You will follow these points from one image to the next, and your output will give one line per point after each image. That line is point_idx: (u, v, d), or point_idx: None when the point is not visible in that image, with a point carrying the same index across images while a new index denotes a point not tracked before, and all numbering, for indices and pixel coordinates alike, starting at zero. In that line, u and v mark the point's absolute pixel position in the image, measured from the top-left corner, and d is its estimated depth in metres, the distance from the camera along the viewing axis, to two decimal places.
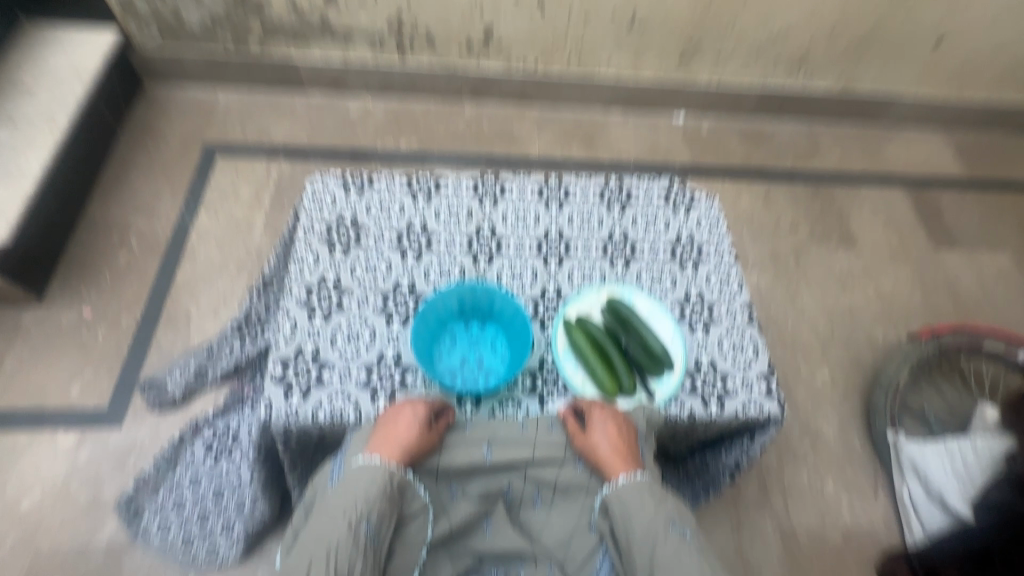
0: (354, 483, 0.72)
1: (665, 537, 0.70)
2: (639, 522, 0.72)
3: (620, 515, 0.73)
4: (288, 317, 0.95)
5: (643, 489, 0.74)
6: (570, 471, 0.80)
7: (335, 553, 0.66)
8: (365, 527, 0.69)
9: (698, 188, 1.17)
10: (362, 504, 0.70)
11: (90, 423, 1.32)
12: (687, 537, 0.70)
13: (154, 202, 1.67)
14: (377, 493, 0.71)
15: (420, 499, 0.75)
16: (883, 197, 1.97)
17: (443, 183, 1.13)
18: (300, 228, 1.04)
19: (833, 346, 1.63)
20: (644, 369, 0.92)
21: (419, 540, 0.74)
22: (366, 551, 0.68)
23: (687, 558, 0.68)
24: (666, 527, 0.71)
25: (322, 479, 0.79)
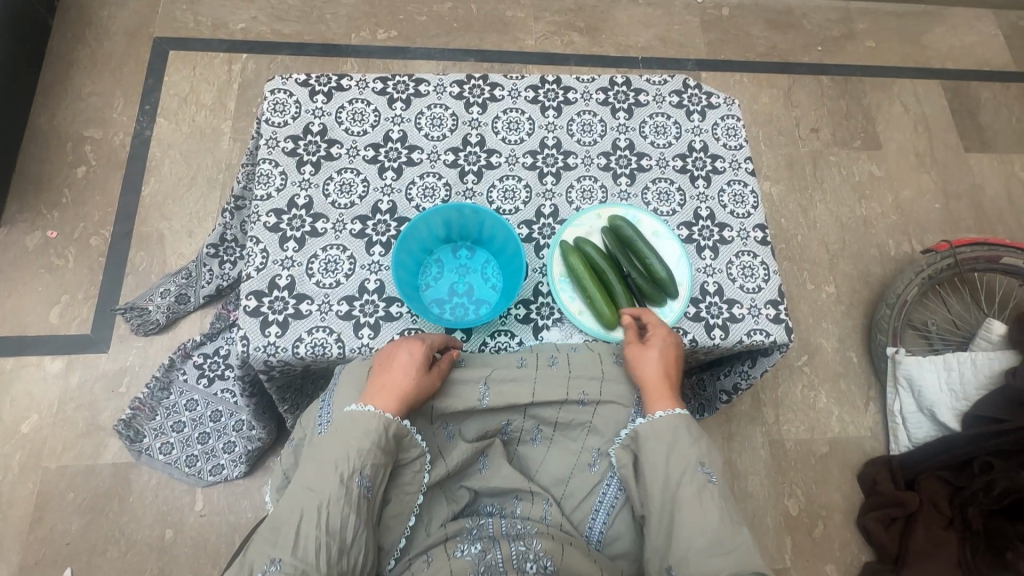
0: (345, 431, 0.68)
1: (692, 474, 0.69)
2: (665, 460, 0.71)
3: (650, 450, 0.71)
4: (258, 245, 0.86)
5: (682, 424, 0.73)
6: (572, 408, 0.78)
7: (326, 505, 0.63)
8: (358, 481, 0.65)
9: (714, 90, 1.03)
10: (355, 455, 0.66)
11: (76, 349, 1.29)
12: (712, 481, 0.69)
13: (107, 109, 1.50)
14: (372, 443, 0.67)
15: (418, 448, 0.71)
16: (916, 92, 1.78)
17: (424, 86, 0.98)
18: (263, 141, 0.92)
19: (842, 259, 1.56)
20: (645, 296, 0.85)
21: (416, 484, 0.71)
22: (360, 504, 0.65)
23: (707, 501, 0.67)
24: (692, 467, 0.70)
25: (312, 423, 0.76)
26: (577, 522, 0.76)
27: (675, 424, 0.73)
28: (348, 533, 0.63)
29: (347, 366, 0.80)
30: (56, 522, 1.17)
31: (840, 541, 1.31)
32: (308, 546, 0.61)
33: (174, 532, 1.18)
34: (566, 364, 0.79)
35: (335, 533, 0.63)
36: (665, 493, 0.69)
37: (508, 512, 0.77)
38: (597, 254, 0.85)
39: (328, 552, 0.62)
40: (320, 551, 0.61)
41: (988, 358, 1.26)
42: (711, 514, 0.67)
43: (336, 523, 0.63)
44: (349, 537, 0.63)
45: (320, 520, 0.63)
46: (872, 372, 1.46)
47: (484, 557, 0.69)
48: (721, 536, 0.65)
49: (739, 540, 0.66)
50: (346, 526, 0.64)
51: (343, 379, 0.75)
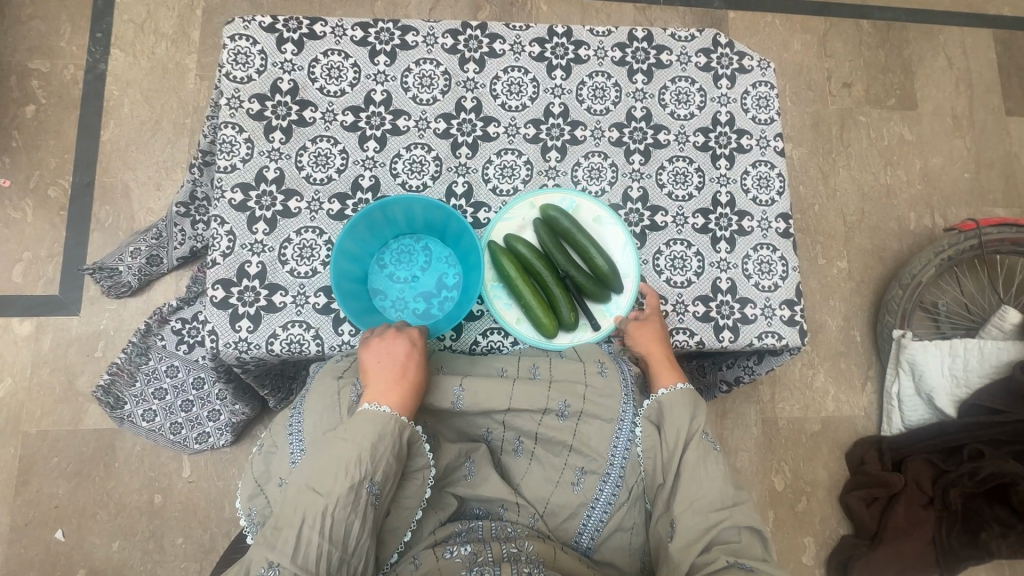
0: (357, 429, 0.63)
1: (697, 437, 0.69)
2: (674, 424, 0.69)
3: (667, 419, 0.70)
4: (223, 226, 0.76)
5: (694, 396, 0.72)
6: (552, 421, 0.71)
7: (332, 510, 0.58)
8: (369, 487, 0.61)
9: (748, 49, 0.89)
10: (368, 458, 0.61)
11: (45, 310, 1.22)
12: (715, 448, 0.69)
13: (53, 36, 1.32)
14: (389, 448, 0.62)
15: (427, 459, 0.67)
16: (964, 44, 1.60)
17: (412, 36, 0.84)
18: (224, 101, 0.80)
19: (859, 233, 1.47)
20: (587, 294, 0.78)
21: (417, 501, 0.67)
22: (367, 511, 0.60)
23: (711, 463, 0.67)
24: (697, 431, 0.69)
25: (282, 434, 0.71)
26: (562, 536, 0.72)
27: (690, 394, 0.72)
28: (352, 540, 0.59)
29: (324, 367, 0.74)
30: (43, 485, 1.16)
31: (821, 514, 1.34)
32: (310, 551, 0.57)
33: (163, 497, 1.18)
34: (547, 374, 0.73)
35: (338, 540, 0.58)
36: (675, 456, 0.68)
37: (495, 517, 0.72)
38: (527, 253, 0.76)
39: (330, 561, 0.57)
40: (323, 558, 0.57)
41: (997, 347, 1.19)
42: (716, 478, 0.67)
43: (342, 530, 0.59)
44: (352, 543, 0.59)
45: (325, 526, 0.58)
46: (873, 351, 1.43)
47: (475, 558, 0.64)
48: (724, 498, 0.66)
49: (740, 503, 0.66)
50: (350, 531, 0.59)
51: (312, 389, 0.71)
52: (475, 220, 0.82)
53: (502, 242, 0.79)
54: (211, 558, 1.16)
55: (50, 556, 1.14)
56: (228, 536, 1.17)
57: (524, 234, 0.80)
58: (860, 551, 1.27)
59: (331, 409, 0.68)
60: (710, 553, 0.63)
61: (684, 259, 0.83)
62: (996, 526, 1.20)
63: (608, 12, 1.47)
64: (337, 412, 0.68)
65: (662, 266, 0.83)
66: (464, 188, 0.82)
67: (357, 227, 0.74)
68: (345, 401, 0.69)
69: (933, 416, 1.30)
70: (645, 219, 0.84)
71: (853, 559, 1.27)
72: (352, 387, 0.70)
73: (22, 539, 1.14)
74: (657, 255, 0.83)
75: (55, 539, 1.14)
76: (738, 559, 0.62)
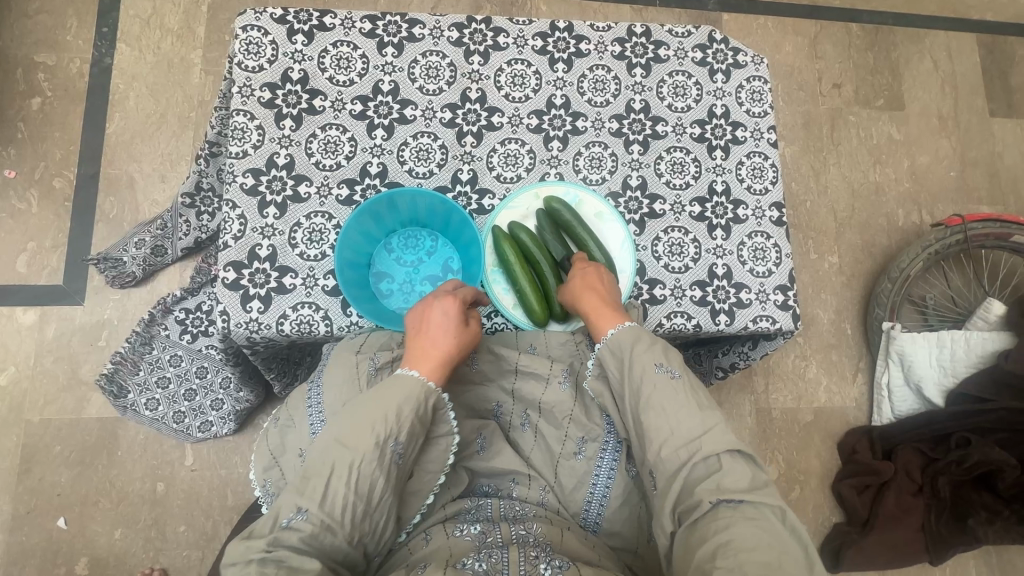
0: (387, 388, 0.65)
1: (644, 378, 0.66)
2: (627, 369, 0.67)
3: (618, 370, 0.69)
4: (234, 210, 0.79)
5: (630, 334, 0.70)
6: (552, 392, 0.75)
7: (359, 463, 0.60)
8: (394, 446, 0.62)
9: (742, 45, 0.92)
10: (394, 417, 0.63)
11: (49, 300, 1.23)
12: (673, 378, 0.65)
13: (60, 30, 1.34)
14: (413, 410, 0.64)
15: (449, 425, 0.69)
16: (949, 47, 1.65)
17: (419, 29, 0.87)
18: (236, 89, 0.82)
19: (849, 228, 1.51)
20: None
21: (439, 467, 0.69)
22: (391, 469, 0.62)
23: (674, 398, 0.64)
24: (648, 367, 0.66)
25: (301, 407, 0.73)
26: (571, 509, 0.74)
27: (622, 337, 0.69)
28: (376, 494, 0.61)
29: (338, 346, 0.75)
30: (45, 474, 1.17)
31: (815, 503, 1.37)
32: (337, 501, 0.59)
33: (165, 486, 1.19)
34: (544, 347, 0.79)
35: (363, 493, 0.60)
36: (634, 399, 0.66)
37: (503, 494, 0.74)
38: (527, 241, 0.79)
39: (354, 512, 0.59)
40: (348, 507, 0.59)
41: (982, 337, 1.23)
42: (680, 410, 0.63)
43: (367, 484, 0.60)
44: (376, 500, 0.61)
45: (351, 477, 0.60)
46: (864, 344, 1.46)
47: (484, 537, 0.67)
48: (692, 431, 0.62)
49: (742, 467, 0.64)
50: (374, 489, 0.61)
51: (333, 360, 0.72)
52: (480, 206, 0.85)
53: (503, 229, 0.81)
54: (214, 545, 1.17)
55: (52, 544, 1.14)
56: (230, 524, 1.18)
57: (527, 223, 0.82)
58: (852, 538, 1.30)
59: (352, 383, 0.70)
60: (691, 497, 0.59)
61: (681, 246, 0.86)
62: (983, 513, 1.25)
63: (605, 13, 1.51)
64: (357, 385, 0.70)
65: (660, 253, 0.86)
66: (468, 175, 0.85)
67: (362, 217, 0.77)
68: (364, 374, 0.70)
69: (921, 405, 1.34)
70: (644, 207, 0.87)
71: (846, 546, 1.29)
72: (368, 360, 0.72)
73: (24, 527, 1.14)
74: (656, 242, 0.86)
75: (57, 526, 1.15)
76: (722, 495, 0.58)
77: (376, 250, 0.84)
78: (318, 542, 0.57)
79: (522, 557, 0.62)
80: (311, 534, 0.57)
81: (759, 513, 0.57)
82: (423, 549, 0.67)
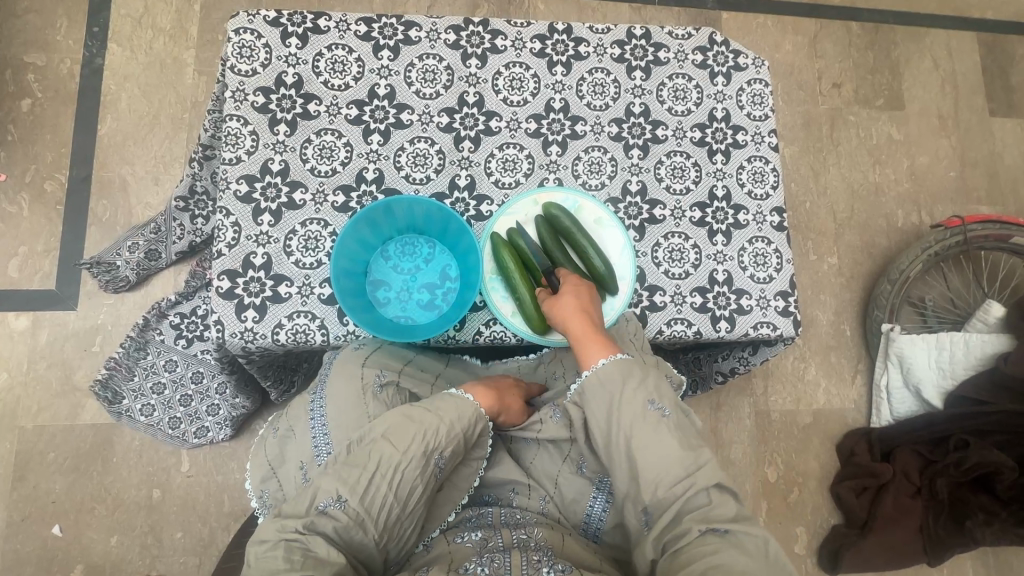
0: (442, 405, 0.69)
1: (634, 416, 0.66)
2: (619, 402, 0.67)
3: (606, 402, 0.68)
4: (228, 218, 0.77)
5: (621, 367, 0.69)
6: (548, 422, 0.75)
7: (403, 466, 0.63)
8: (437, 460, 0.65)
9: (743, 47, 0.91)
10: (444, 431, 0.66)
11: (41, 305, 1.21)
12: (664, 416, 0.66)
13: (49, 30, 1.31)
14: (463, 428, 0.67)
15: (485, 450, 0.72)
16: (949, 46, 1.64)
17: (415, 31, 0.85)
18: (229, 94, 0.80)
19: (849, 229, 1.51)
20: None
21: (467, 486, 0.71)
22: (428, 481, 0.64)
23: (663, 434, 0.64)
24: (640, 403, 0.66)
25: (303, 421, 0.74)
26: (572, 518, 0.73)
27: (614, 368, 0.68)
28: (411, 501, 0.63)
29: (341, 355, 0.77)
30: (39, 481, 1.15)
31: (814, 505, 1.37)
32: (377, 498, 0.61)
33: (162, 492, 1.18)
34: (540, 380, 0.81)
35: (400, 496, 0.62)
36: (626, 432, 0.65)
37: (504, 504, 0.74)
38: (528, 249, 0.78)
39: (389, 513, 0.61)
40: (384, 508, 0.61)
41: (981, 340, 1.22)
42: (669, 444, 0.64)
43: (406, 488, 0.62)
44: (410, 502, 0.63)
45: (393, 480, 0.62)
46: (863, 345, 1.46)
47: (485, 544, 0.66)
48: (682, 464, 0.63)
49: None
50: (411, 493, 0.63)
51: (335, 371, 0.74)
52: (478, 213, 0.84)
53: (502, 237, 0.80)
54: (211, 551, 1.16)
55: (47, 552, 1.13)
56: (227, 530, 1.17)
57: (525, 229, 0.81)
58: (850, 540, 1.30)
59: (359, 402, 0.73)
60: (680, 525, 0.60)
61: (682, 251, 0.85)
62: (981, 514, 1.26)
63: (604, 12, 1.49)
64: (364, 403, 0.73)
65: (661, 259, 0.85)
66: (466, 181, 0.84)
67: (357, 225, 0.75)
68: (369, 390, 0.74)
69: (919, 407, 1.33)
70: (644, 213, 0.86)
71: (844, 547, 1.30)
72: (374, 375, 0.74)
73: (19, 534, 1.13)
74: (656, 248, 0.85)
75: (52, 534, 1.14)
76: (711, 525, 0.59)
77: (372, 257, 0.82)
78: (348, 535, 0.59)
79: (525, 561, 0.61)
80: (344, 525, 0.59)
81: (744, 541, 0.58)
82: (423, 558, 0.66)
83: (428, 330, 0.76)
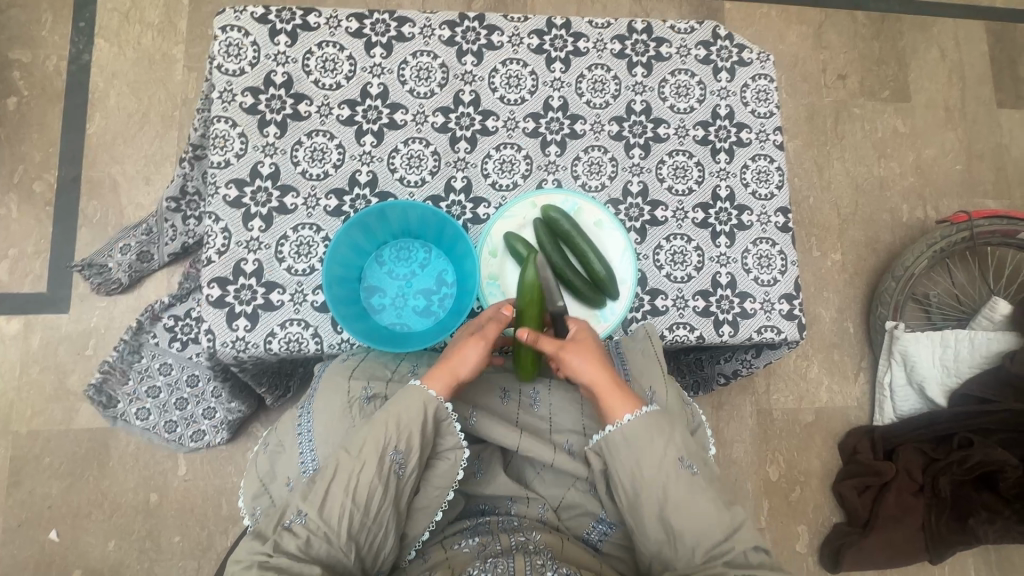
0: (394, 399, 0.66)
1: (667, 476, 0.65)
2: (648, 460, 0.66)
3: (631, 458, 0.66)
4: (217, 223, 0.75)
5: (650, 424, 0.67)
6: (563, 457, 0.71)
7: (358, 471, 0.61)
8: (393, 455, 0.63)
9: (747, 42, 0.88)
10: (395, 428, 0.64)
11: (33, 308, 1.19)
12: (694, 474, 0.66)
13: (34, 26, 1.28)
14: (413, 422, 0.64)
15: (456, 437, 0.68)
16: (957, 36, 1.60)
17: (408, 27, 0.82)
18: (217, 94, 0.78)
19: (853, 225, 1.48)
20: (582, 298, 0.78)
21: (446, 483, 0.68)
22: (389, 481, 0.63)
23: (699, 496, 0.65)
24: (672, 462, 0.66)
25: (291, 437, 0.74)
26: (572, 529, 0.72)
27: (645, 425, 0.67)
28: (374, 505, 0.61)
29: (331, 367, 0.76)
30: (35, 486, 1.14)
31: (815, 503, 1.36)
32: (335, 508, 0.60)
33: (158, 496, 1.17)
34: (547, 404, 0.76)
35: (361, 502, 0.61)
36: (658, 492, 0.65)
37: (501, 512, 0.72)
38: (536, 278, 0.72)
39: (351, 521, 0.60)
40: (344, 517, 0.60)
41: (986, 338, 1.21)
42: (708, 507, 0.64)
43: (364, 493, 0.61)
44: (374, 508, 0.61)
45: (349, 486, 0.61)
46: (866, 342, 1.44)
47: (483, 549, 0.65)
48: (720, 526, 0.64)
49: (737, 517, 0.65)
50: (372, 498, 0.61)
51: (324, 388, 0.73)
52: (475, 216, 0.81)
53: (501, 242, 0.78)
54: (210, 555, 1.16)
55: (45, 557, 1.12)
56: (225, 533, 1.17)
57: (523, 232, 0.79)
58: (853, 539, 1.29)
59: (342, 416, 0.72)
60: (716, 569, 0.62)
61: (684, 254, 0.83)
62: (983, 512, 1.25)
63: (603, 3, 1.45)
64: (349, 415, 0.72)
65: (662, 262, 0.83)
66: (462, 183, 0.81)
67: (351, 231, 0.73)
68: (356, 404, 0.72)
69: (922, 405, 1.32)
70: (646, 214, 0.84)
71: (846, 546, 1.29)
72: (361, 388, 0.73)
73: (15, 540, 1.12)
74: (658, 251, 0.83)
75: (50, 538, 1.13)
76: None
77: (366, 262, 0.80)
78: (314, 550, 0.58)
79: (529, 565, 0.60)
80: (306, 542, 0.58)
81: None
82: (421, 568, 0.66)
83: (424, 339, 0.74)
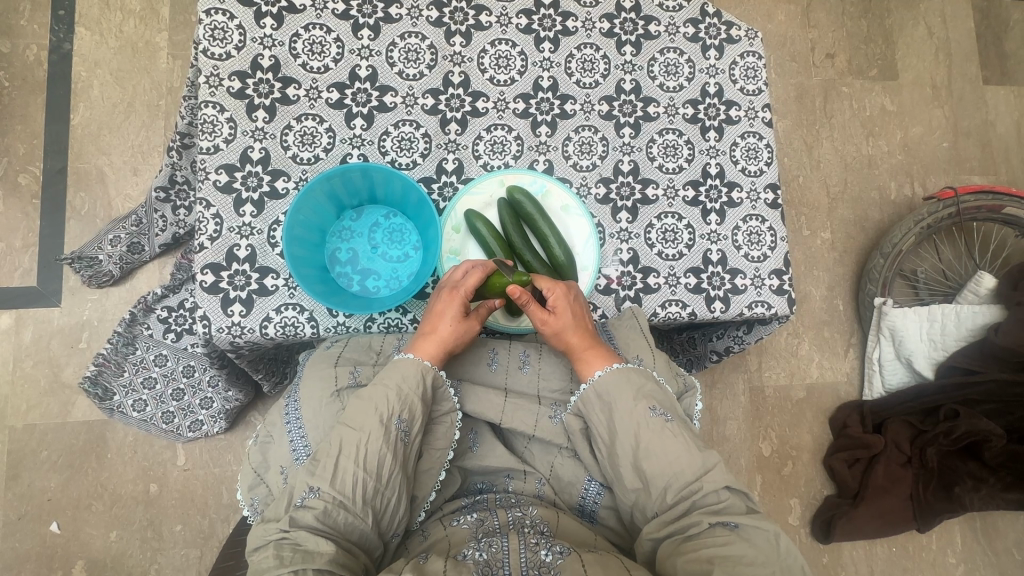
0: (392, 371, 0.67)
1: (640, 422, 0.68)
2: (621, 406, 0.69)
3: (603, 408, 0.70)
4: (209, 209, 0.75)
5: (620, 376, 0.70)
6: (547, 422, 0.73)
7: (365, 442, 0.62)
8: (397, 424, 0.64)
9: (736, 19, 0.88)
10: (398, 397, 0.66)
11: (24, 302, 1.19)
12: (668, 420, 0.68)
13: (11, 14, 1.25)
14: (413, 389, 0.66)
15: (451, 403, 0.71)
16: (944, 14, 1.61)
17: (395, 8, 0.82)
18: (203, 79, 0.77)
19: (842, 203, 1.50)
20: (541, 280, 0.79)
21: (446, 442, 0.70)
22: (397, 447, 0.64)
23: (669, 438, 0.66)
24: (645, 409, 0.68)
25: (279, 425, 0.74)
26: (566, 501, 0.74)
27: (614, 377, 0.70)
28: (384, 472, 0.62)
29: (314, 355, 0.76)
30: (33, 479, 1.15)
31: (806, 477, 1.39)
32: (347, 478, 0.61)
33: (158, 486, 1.17)
34: (538, 363, 0.77)
35: (372, 471, 0.62)
36: (629, 441, 0.67)
37: (499, 489, 0.74)
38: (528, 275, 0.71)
39: (365, 489, 0.61)
40: (358, 485, 0.61)
41: (972, 311, 1.21)
42: (679, 450, 0.66)
43: (374, 461, 0.62)
44: (385, 476, 0.62)
45: (359, 456, 0.62)
46: (855, 319, 1.47)
47: (481, 525, 0.66)
48: (691, 468, 0.65)
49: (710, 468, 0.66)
50: (383, 466, 0.63)
51: (307, 373, 0.74)
52: None
53: (464, 218, 0.78)
54: (213, 542, 1.17)
55: (47, 549, 1.13)
56: (226, 521, 1.18)
57: (489, 210, 0.79)
58: (842, 509, 1.32)
59: (330, 401, 0.72)
60: (690, 517, 0.63)
61: (675, 232, 0.84)
62: (969, 481, 1.28)
63: None
64: (336, 400, 0.72)
65: (654, 240, 0.83)
66: (454, 165, 0.82)
67: (315, 194, 0.73)
68: (343, 390, 0.72)
69: (910, 378, 1.35)
70: (637, 193, 0.84)
71: (836, 518, 1.32)
72: (347, 375, 0.73)
73: (16, 533, 1.13)
74: (649, 229, 0.84)
75: (51, 531, 1.14)
76: (722, 518, 0.62)
77: (328, 239, 0.81)
78: (331, 520, 0.59)
79: (522, 544, 0.61)
80: (324, 512, 0.59)
81: (755, 536, 0.61)
82: (422, 545, 0.66)
83: (393, 298, 0.72)
